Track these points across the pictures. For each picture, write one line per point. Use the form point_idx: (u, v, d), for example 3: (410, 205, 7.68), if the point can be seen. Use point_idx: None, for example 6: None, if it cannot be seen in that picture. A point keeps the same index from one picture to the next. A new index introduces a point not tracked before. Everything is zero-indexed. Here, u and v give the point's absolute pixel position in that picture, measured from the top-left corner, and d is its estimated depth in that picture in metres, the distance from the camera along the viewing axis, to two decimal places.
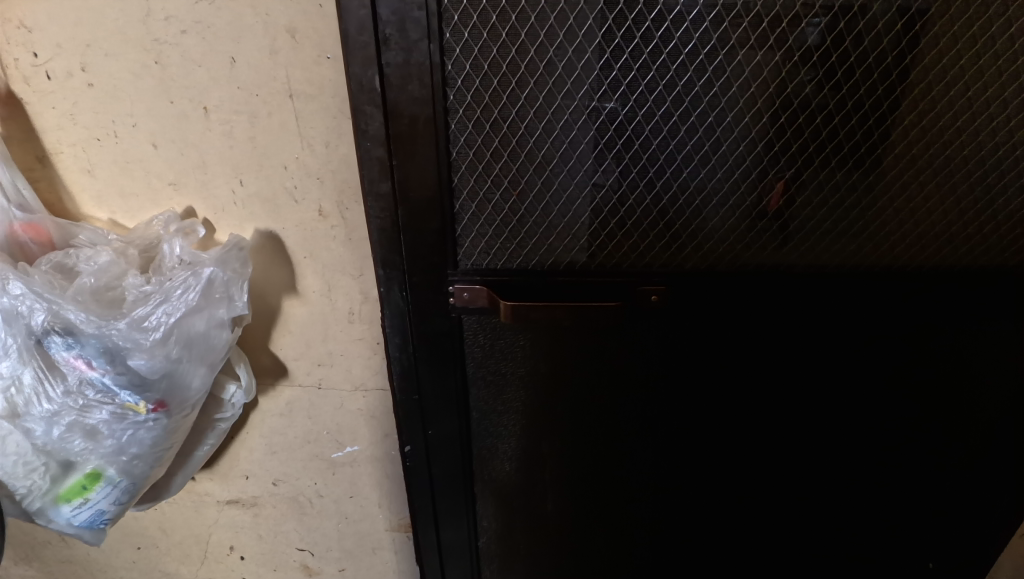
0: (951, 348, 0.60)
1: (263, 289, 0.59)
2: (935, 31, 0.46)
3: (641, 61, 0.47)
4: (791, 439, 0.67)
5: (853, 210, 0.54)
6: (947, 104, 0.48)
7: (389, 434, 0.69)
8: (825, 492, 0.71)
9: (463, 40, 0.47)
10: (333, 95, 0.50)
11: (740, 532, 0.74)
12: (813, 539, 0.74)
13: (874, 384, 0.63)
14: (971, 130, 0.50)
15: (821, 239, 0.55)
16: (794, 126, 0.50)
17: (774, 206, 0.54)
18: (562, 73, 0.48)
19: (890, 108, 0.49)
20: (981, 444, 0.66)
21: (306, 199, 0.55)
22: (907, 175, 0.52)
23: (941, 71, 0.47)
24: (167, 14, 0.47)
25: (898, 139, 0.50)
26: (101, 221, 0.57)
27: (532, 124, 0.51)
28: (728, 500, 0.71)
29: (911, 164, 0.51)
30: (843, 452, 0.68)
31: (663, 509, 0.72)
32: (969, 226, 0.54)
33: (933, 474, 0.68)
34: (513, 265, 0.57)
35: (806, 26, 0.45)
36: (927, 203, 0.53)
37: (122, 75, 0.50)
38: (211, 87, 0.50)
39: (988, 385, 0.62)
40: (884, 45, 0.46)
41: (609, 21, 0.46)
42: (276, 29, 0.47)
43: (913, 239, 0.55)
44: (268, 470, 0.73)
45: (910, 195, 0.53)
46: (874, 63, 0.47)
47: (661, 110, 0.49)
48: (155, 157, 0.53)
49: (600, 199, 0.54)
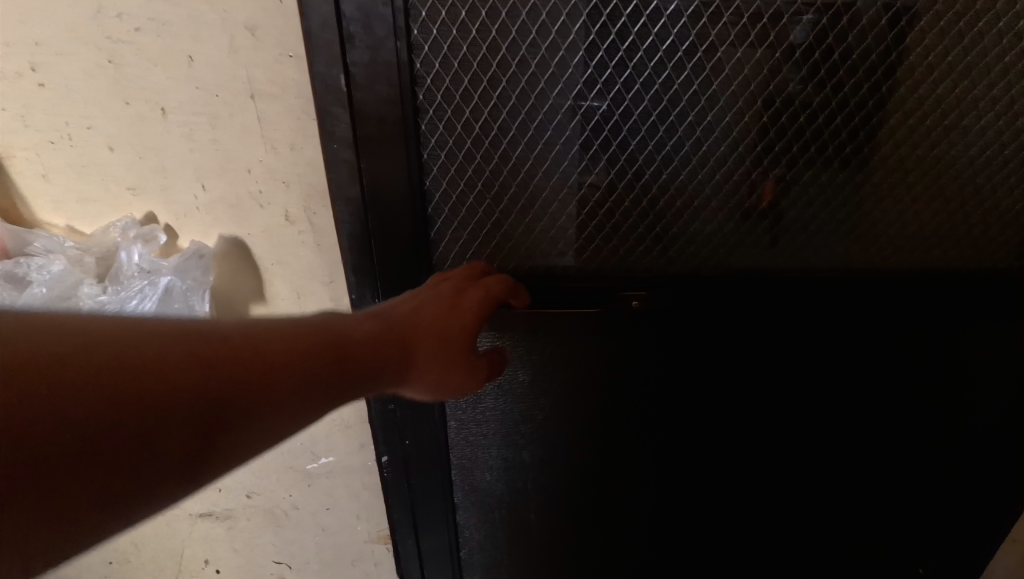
0: (941, 351, 0.59)
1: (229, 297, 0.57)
2: (922, 26, 0.44)
3: (617, 58, 0.45)
4: (779, 445, 0.65)
5: (840, 210, 0.52)
6: (936, 101, 0.47)
7: (365, 445, 0.67)
8: (814, 499, 0.69)
9: (431, 37, 0.45)
10: (297, 95, 0.48)
11: (728, 539, 0.73)
12: (801, 546, 0.73)
13: (862, 389, 0.61)
14: (962, 129, 0.48)
15: (807, 240, 0.54)
16: (777, 125, 0.48)
17: (761, 206, 0.52)
18: (537, 73, 0.46)
19: (875, 106, 0.47)
20: (971, 448, 0.65)
21: (272, 204, 0.52)
22: (895, 174, 0.50)
23: (928, 68, 0.45)
24: (119, 10, 0.45)
25: (885, 138, 0.49)
26: (58, 228, 0.54)
27: (507, 124, 0.49)
28: (714, 508, 0.70)
29: (899, 164, 0.50)
30: (831, 458, 0.66)
31: (647, 517, 0.71)
32: (959, 227, 0.53)
33: (923, 479, 0.67)
34: None
35: (788, 21, 0.44)
36: (915, 203, 0.52)
37: (75, 74, 0.47)
38: (169, 87, 0.48)
39: (979, 389, 0.61)
40: (869, 40, 0.44)
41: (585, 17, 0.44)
42: (234, 26, 0.45)
43: (902, 240, 0.53)
44: (241, 482, 0.70)
45: (898, 195, 0.51)
46: (859, 59, 0.45)
47: (641, 109, 0.47)
48: (113, 161, 0.51)
49: (579, 201, 0.52)
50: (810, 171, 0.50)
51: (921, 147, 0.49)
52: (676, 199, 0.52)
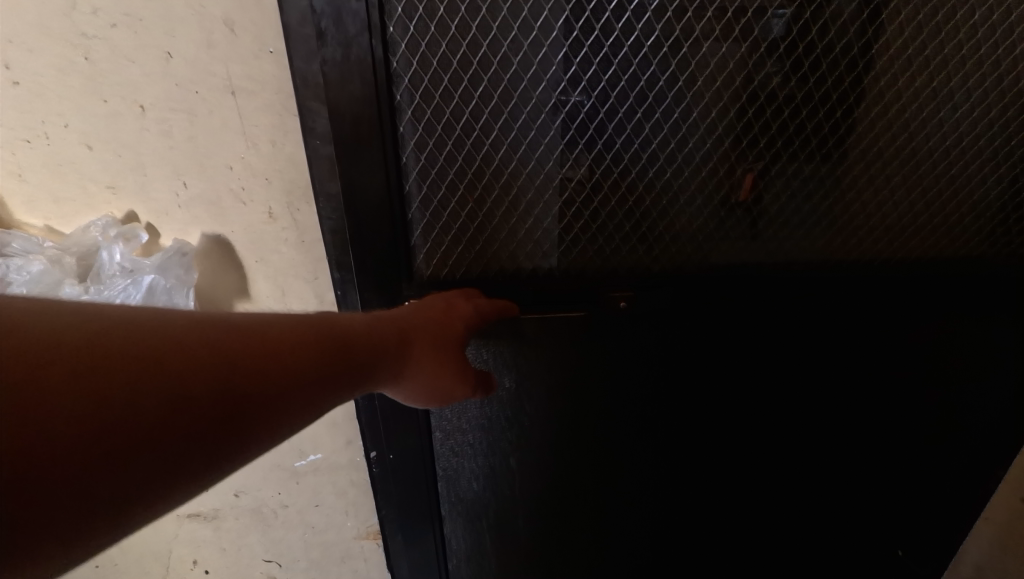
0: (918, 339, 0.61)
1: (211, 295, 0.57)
2: (899, 22, 0.45)
3: (601, 54, 0.46)
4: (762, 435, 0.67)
5: (821, 203, 0.54)
6: (913, 95, 0.48)
7: (352, 440, 0.67)
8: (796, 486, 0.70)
9: (408, 35, 0.45)
10: (276, 91, 0.47)
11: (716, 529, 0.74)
12: (786, 532, 0.74)
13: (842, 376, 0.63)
14: (936, 121, 0.49)
15: (789, 234, 0.55)
16: (759, 120, 0.49)
17: (743, 199, 0.53)
18: (519, 71, 0.47)
19: (855, 100, 0.48)
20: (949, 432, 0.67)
21: (254, 201, 0.52)
22: (873, 167, 0.52)
23: (905, 63, 0.47)
24: (93, 6, 0.44)
25: (864, 131, 0.50)
26: (35, 228, 0.53)
27: (489, 124, 0.49)
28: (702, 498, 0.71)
29: (877, 158, 0.51)
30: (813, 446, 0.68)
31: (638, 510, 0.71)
32: (936, 217, 0.54)
33: (901, 462, 0.69)
34: (472, 271, 0.56)
35: (771, 17, 0.45)
36: (894, 195, 0.53)
37: (47, 72, 0.46)
38: (145, 84, 0.47)
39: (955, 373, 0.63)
40: (849, 36, 0.45)
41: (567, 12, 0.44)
42: (212, 21, 0.45)
43: (880, 232, 0.55)
44: (228, 481, 0.70)
45: (878, 187, 0.53)
46: (839, 55, 0.46)
47: (625, 106, 0.48)
48: (89, 159, 0.50)
49: (565, 198, 0.52)
50: (793, 167, 0.51)
51: (898, 141, 0.50)
52: (662, 196, 0.53)
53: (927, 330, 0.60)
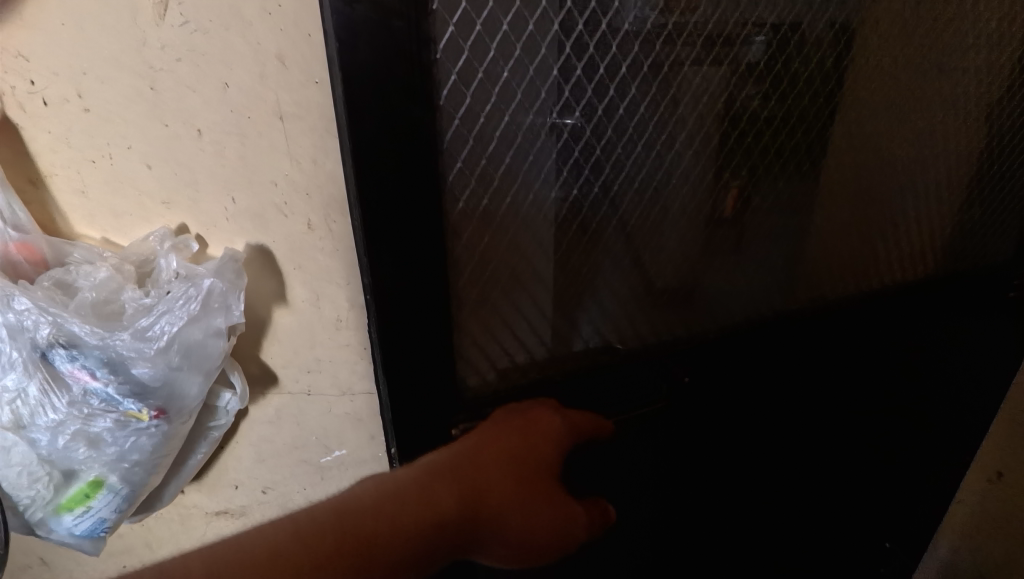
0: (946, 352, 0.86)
1: (255, 298, 0.63)
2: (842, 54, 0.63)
3: (589, 85, 0.57)
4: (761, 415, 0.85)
5: (790, 194, 0.71)
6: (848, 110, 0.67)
7: (376, 436, 0.72)
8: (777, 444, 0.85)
9: (460, 96, 0.52)
10: (320, 116, 0.54)
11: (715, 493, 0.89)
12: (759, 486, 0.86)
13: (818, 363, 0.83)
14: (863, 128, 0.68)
15: (767, 220, 0.72)
16: (739, 131, 0.64)
17: (732, 198, 0.69)
18: (527, 108, 0.56)
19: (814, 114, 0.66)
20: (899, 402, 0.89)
21: (294, 214, 0.58)
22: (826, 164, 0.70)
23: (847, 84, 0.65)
24: (162, 43, 0.50)
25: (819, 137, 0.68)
26: (93, 240, 0.59)
27: (498, 155, 0.57)
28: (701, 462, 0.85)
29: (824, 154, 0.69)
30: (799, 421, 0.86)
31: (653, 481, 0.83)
32: (869, 205, 0.75)
33: None
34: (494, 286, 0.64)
35: (743, 48, 0.60)
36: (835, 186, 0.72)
37: (116, 99, 0.52)
38: (203, 110, 0.53)
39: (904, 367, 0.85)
40: (808, 66, 0.62)
41: (567, 63, 0.55)
42: (266, 56, 0.51)
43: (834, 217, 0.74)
44: (256, 479, 0.75)
45: (829, 181, 0.71)
46: (796, 81, 0.63)
47: (620, 124, 0.60)
48: (147, 177, 0.56)
49: (567, 203, 0.63)
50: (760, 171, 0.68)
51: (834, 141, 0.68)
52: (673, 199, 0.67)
53: (866, 328, 0.81)
